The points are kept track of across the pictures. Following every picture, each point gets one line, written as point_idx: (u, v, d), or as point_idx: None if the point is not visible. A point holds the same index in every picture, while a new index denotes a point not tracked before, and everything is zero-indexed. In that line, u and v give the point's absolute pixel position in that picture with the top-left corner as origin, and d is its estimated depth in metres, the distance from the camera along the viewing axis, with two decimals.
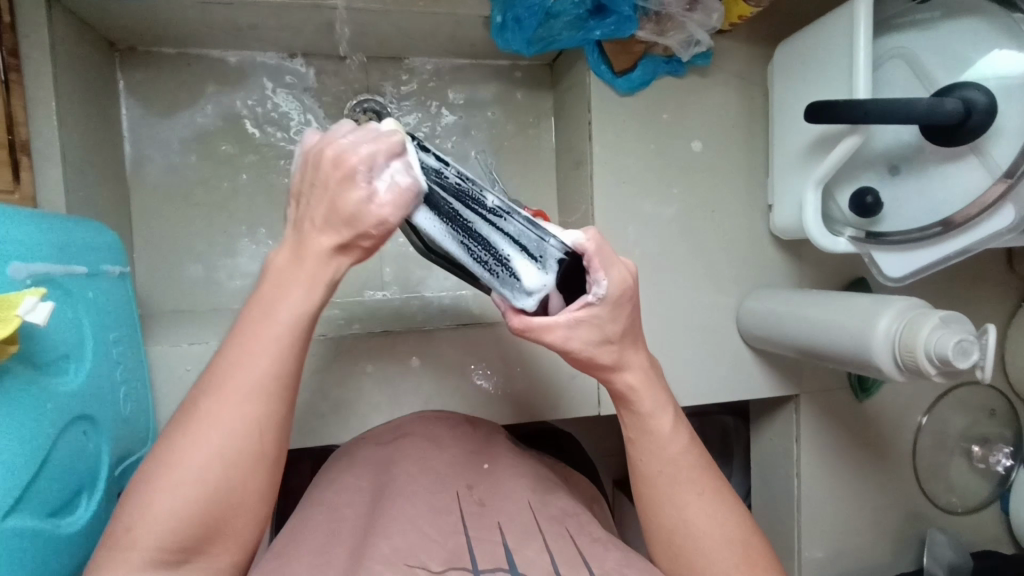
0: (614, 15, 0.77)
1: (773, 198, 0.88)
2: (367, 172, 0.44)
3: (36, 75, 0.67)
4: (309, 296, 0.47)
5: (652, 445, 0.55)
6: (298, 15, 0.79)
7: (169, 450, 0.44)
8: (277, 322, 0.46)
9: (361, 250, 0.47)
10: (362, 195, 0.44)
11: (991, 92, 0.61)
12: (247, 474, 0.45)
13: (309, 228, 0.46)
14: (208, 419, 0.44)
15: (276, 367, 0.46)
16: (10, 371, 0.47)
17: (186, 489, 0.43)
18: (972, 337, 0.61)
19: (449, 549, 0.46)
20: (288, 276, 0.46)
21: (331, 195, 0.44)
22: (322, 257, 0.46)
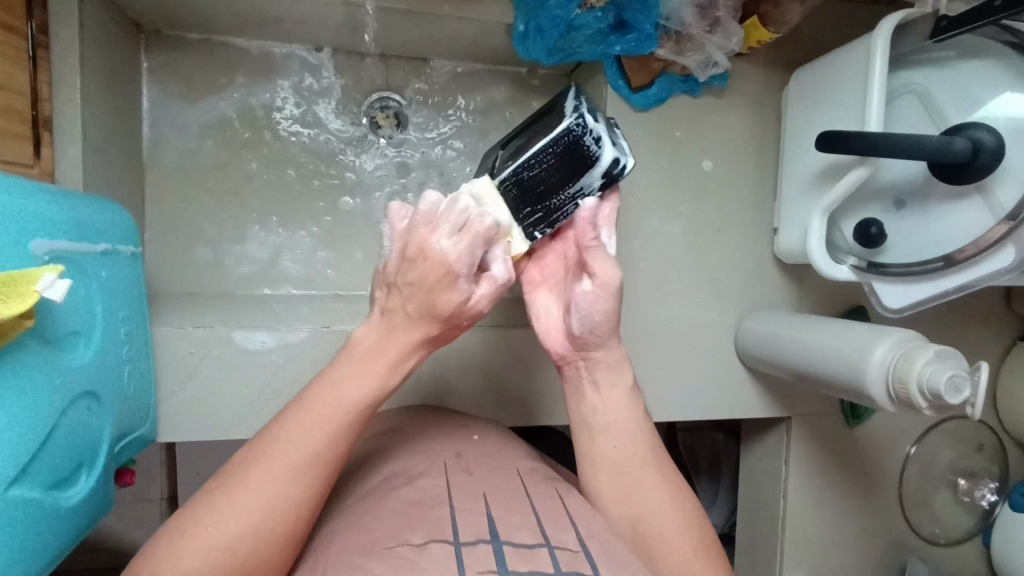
0: (635, 32, 0.79)
1: (778, 223, 0.89)
2: (466, 269, 0.49)
3: (63, 53, 0.68)
4: (376, 386, 0.50)
5: (616, 423, 0.59)
6: (324, 10, 0.80)
7: (209, 509, 0.45)
8: (343, 401, 0.48)
9: (436, 342, 0.53)
10: (463, 295, 0.49)
11: (999, 134, 0.62)
12: (275, 549, 0.46)
13: (394, 318, 0.51)
14: (256, 488, 0.45)
15: (330, 452, 0.48)
16: (22, 344, 0.48)
17: (218, 549, 0.44)
18: (964, 373, 0.62)
19: (432, 521, 0.46)
20: (360, 362, 0.50)
21: (430, 293, 0.49)
22: (402, 353, 0.51)
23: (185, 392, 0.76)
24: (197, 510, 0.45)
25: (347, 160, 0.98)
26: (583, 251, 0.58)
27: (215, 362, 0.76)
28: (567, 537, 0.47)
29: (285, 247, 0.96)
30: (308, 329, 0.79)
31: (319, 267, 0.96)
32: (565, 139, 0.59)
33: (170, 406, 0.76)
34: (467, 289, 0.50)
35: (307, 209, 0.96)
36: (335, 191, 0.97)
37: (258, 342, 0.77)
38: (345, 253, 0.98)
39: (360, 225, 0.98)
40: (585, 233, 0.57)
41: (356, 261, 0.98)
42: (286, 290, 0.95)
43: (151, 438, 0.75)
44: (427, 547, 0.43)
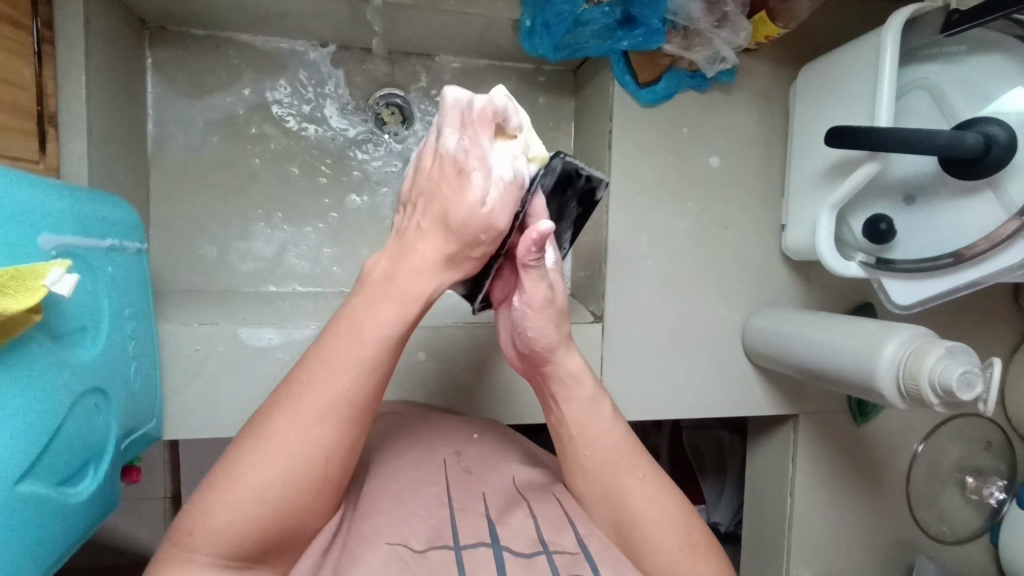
0: (642, 27, 0.78)
1: (786, 219, 0.88)
2: (477, 162, 0.46)
3: (68, 49, 0.68)
4: (396, 316, 0.47)
5: (588, 424, 0.56)
6: (329, 5, 0.80)
7: (237, 462, 0.44)
8: (361, 336, 0.46)
9: (467, 262, 0.50)
10: (475, 191, 0.46)
11: (1012, 129, 0.61)
12: (309, 495, 0.45)
13: (413, 235, 0.49)
14: (281, 436, 0.44)
15: (352, 392, 0.46)
16: (30, 339, 0.48)
17: (249, 500, 0.43)
18: (977, 369, 0.61)
19: (432, 526, 0.47)
20: (378, 294, 0.47)
21: (444, 198, 0.47)
22: (423, 276, 0.48)
23: (192, 389, 0.76)
24: (222, 464, 0.44)
25: (352, 157, 0.97)
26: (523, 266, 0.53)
27: (221, 359, 0.76)
28: (565, 540, 0.49)
29: (291, 244, 0.95)
30: (315, 326, 0.78)
31: (324, 264, 0.96)
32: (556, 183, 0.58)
33: (176, 404, 0.75)
34: (476, 186, 0.47)
35: (313, 206, 0.96)
36: (340, 188, 0.97)
37: (265, 338, 0.77)
38: (350, 250, 0.97)
39: (366, 222, 0.98)
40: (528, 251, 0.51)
41: (362, 258, 0.98)
42: (292, 288, 0.95)
43: (157, 435, 0.74)
44: (428, 554, 0.45)
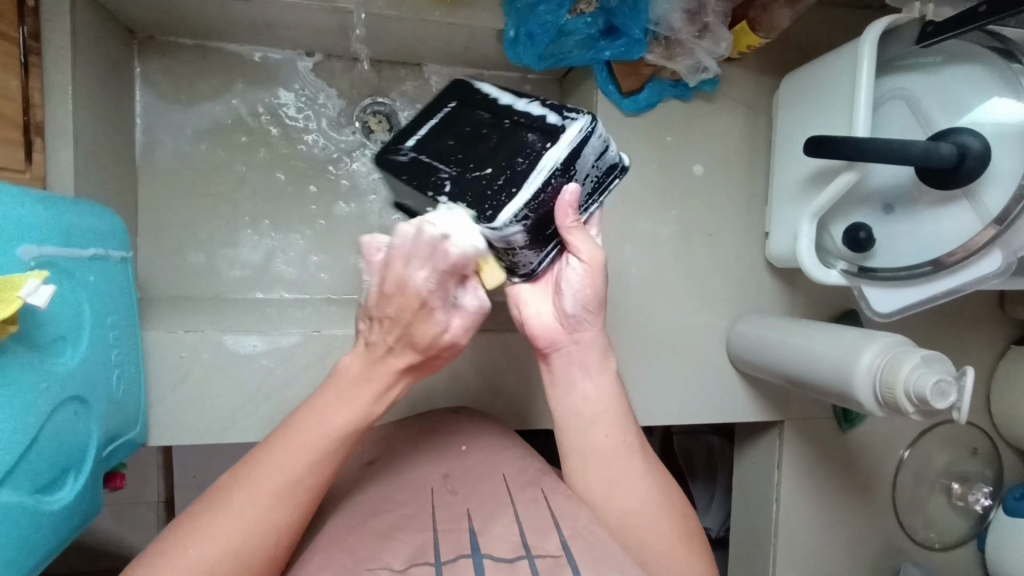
0: (624, 37, 0.79)
1: (769, 227, 0.89)
2: (439, 299, 0.49)
3: (55, 59, 0.69)
4: (361, 417, 0.50)
5: (606, 410, 0.59)
6: (315, 15, 0.81)
7: (193, 528, 0.46)
8: (327, 429, 0.49)
9: (423, 370, 0.53)
10: (440, 326, 0.49)
11: (986, 139, 0.62)
12: (256, 572, 0.47)
13: (377, 350, 0.51)
14: (233, 513, 0.46)
15: (312, 481, 0.49)
16: (7, 349, 0.48)
17: (196, 568, 0.45)
18: (951, 378, 0.62)
19: (414, 546, 0.49)
20: (346, 390, 0.51)
21: (405, 324, 0.49)
22: (385, 382, 0.51)
23: (175, 396, 0.76)
24: (176, 534, 0.46)
25: (340, 165, 0.98)
26: (566, 233, 0.56)
27: (206, 366, 0.76)
28: (549, 544, 0.49)
29: (278, 251, 0.96)
30: (299, 334, 0.79)
31: (311, 271, 0.97)
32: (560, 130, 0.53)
33: (159, 411, 0.76)
34: (441, 319, 0.49)
35: (300, 214, 0.97)
36: (328, 195, 0.98)
37: (249, 345, 0.77)
38: (337, 257, 0.98)
39: (353, 229, 0.99)
40: (568, 217, 0.55)
41: (349, 265, 0.98)
42: (279, 294, 0.96)
43: (141, 441, 0.75)
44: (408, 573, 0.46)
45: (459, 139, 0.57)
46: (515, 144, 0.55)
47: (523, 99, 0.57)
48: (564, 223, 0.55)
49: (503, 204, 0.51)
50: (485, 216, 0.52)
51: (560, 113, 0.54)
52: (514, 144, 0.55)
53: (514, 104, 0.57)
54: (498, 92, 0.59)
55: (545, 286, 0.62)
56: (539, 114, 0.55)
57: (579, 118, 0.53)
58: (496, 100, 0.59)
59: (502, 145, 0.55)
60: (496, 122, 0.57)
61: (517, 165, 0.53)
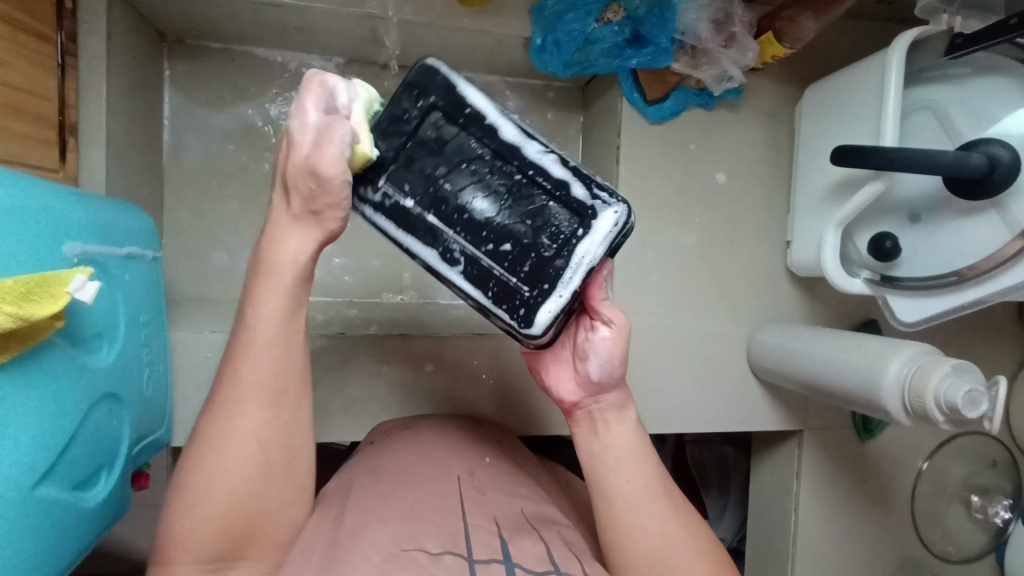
0: (651, 46, 0.80)
1: (792, 235, 0.89)
2: (297, 125, 0.46)
3: (90, 61, 0.70)
4: (281, 296, 0.50)
5: (628, 455, 0.58)
6: (345, 21, 0.82)
7: (185, 469, 0.50)
8: (254, 327, 0.50)
9: (326, 226, 0.49)
10: (302, 154, 0.46)
11: (1015, 150, 0.62)
12: (259, 484, 0.50)
13: (283, 218, 0.50)
14: (209, 437, 0.50)
15: (252, 377, 0.50)
16: (53, 344, 0.49)
17: (198, 498, 0.49)
18: (981, 388, 0.62)
19: (447, 532, 0.49)
20: (265, 279, 0.50)
21: (284, 167, 0.48)
22: (298, 253, 0.50)
23: (200, 396, 0.76)
24: (178, 472, 0.51)
25: None
26: (597, 304, 0.56)
27: None
28: (576, 565, 0.49)
29: None
30: None
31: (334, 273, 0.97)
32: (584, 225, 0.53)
33: (185, 411, 0.76)
34: (301, 148, 0.46)
35: None
36: None
37: None
38: (360, 260, 0.98)
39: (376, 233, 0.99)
40: (601, 292, 0.55)
41: (372, 269, 0.99)
42: None
43: (167, 442, 0.75)
44: (443, 558, 0.46)
45: (451, 173, 0.54)
46: (536, 209, 0.54)
47: (531, 141, 0.54)
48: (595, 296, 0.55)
49: (539, 303, 0.53)
50: (518, 314, 0.54)
51: (587, 190, 0.53)
52: (538, 218, 0.54)
53: (521, 145, 0.54)
54: (496, 118, 0.54)
55: (563, 360, 0.60)
56: (560, 180, 0.54)
57: (614, 205, 0.53)
58: (496, 129, 0.54)
59: (521, 216, 0.54)
60: (499, 164, 0.54)
61: (542, 248, 0.54)
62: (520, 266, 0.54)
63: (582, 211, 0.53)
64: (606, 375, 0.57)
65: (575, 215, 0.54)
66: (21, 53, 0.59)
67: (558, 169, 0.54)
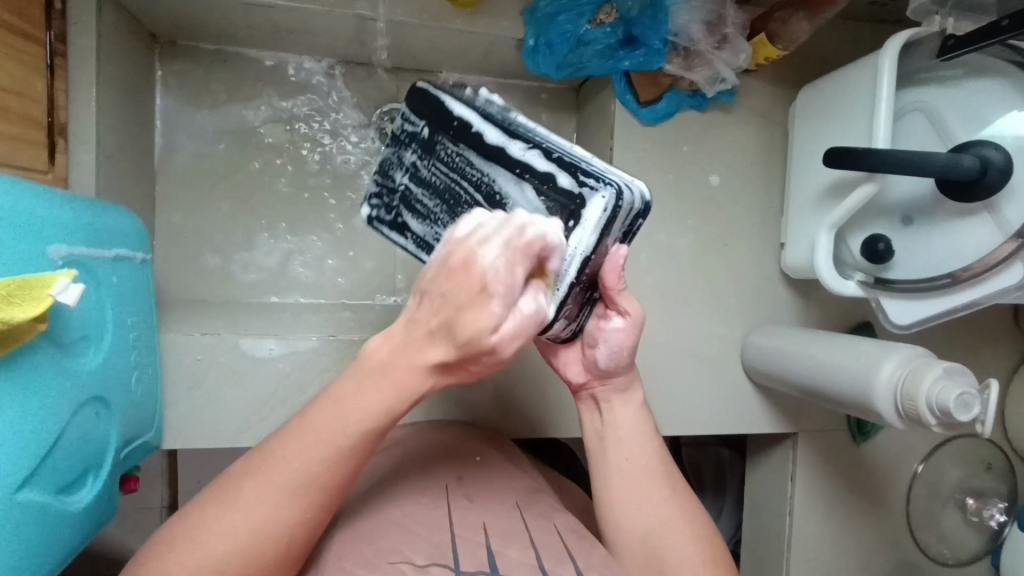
0: (643, 47, 0.80)
1: (785, 237, 0.89)
2: (501, 290, 0.39)
3: (80, 62, 0.69)
4: (382, 411, 0.44)
5: (627, 435, 0.59)
6: (337, 22, 0.81)
7: (202, 524, 0.44)
8: (345, 431, 0.44)
9: (462, 373, 0.43)
10: (490, 323, 0.39)
11: (1008, 152, 0.62)
12: (262, 571, 0.45)
13: (418, 331, 0.43)
14: (244, 507, 0.44)
15: (326, 478, 0.45)
16: (36, 347, 0.49)
17: (206, 562, 0.43)
18: (974, 391, 0.62)
19: (434, 543, 0.48)
20: (370, 377, 0.44)
21: (455, 309, 0.40)
22: (414, 372, 0.43)
23: (191, 399, 0.76)
24: (186, 522, 0.45)
25: (357, 172, 0.98)
26: (610, 293, 0.56)
27: (221, 369, 0.76)
28: (565, 569, 0.48)
29: (295, 253, 0.96)
30: (317, 338, 0.79)
31: (327, 275, 0.97)
32: (571, 216, 0.50)
33: (176, 413, 0.76)
34: (493, 315, 0.39)
35: (316, 217, 0.97)
36: (345, 200, 0.98)
37: (266, 350, 0.77)
38: (353, 261, 0.98)
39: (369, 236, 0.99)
40: (615, 281, 0.55)
41: (365, 270, 0.99)
42: (295, 298, 0.96)
43: (156, 444, 0.74)
44: (428, 570, 0.45)
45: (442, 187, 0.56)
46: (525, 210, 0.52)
47: (516, 141, 0.52)
48: (611, 284, 0.55)
49: None
50: None
51: (574, 178, 0.50)
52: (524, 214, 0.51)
53: (505, 146, 0.52)
54: (479, 123, 0.53)
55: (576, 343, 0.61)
56: (546, 172, 0.51)
57: (601, 189, 0.49)
58: (481, 136, 0.53)
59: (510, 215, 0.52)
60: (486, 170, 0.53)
61: None
62: None
63: (574, 200, 0.50)
64: (613, 363, 0.58)
65: (560, 205, 0.50)
66: (10, 54, 0.59)
67: (544, 159, 0.51)
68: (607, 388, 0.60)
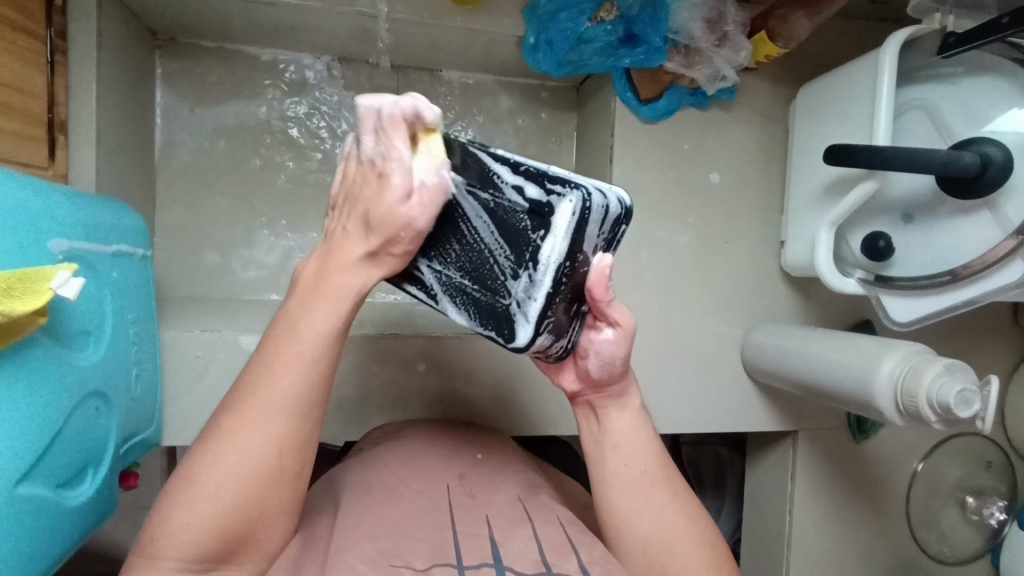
0: (644, 45, 0.80)
1: (786, 235, 0.89)
2: (394, 168, 0.42)
3: (80, 58, 0.69)
4: (336, 313, 0.46)
5: (628, 441, 0.58)
6: (337, 19, 0.81)
7: (197, 465, 0.45)
8: (300, 339, 0.46)
9: (393, 261, 0.46)
10: (396, 199, 0.42)
11: (1008, 149, 0.62)
12: (265, 490, 0.46)
13: (339, 236, 0.46)
14: (229, 437, 0.45)
15: (296, 389, 0.46)
16: (36, 341, 0.48)
17: (208, 492, 0.45)
18: (974, 387, 0.62)
19: (434, 546, 0.48)
20: (316, 293, 0.46)
21: (369, 203, 0.44)
22: (358, 270, 0.46)
23: (191, 395, 0.76)
24: (183, 467, 0.46)
25: None
26: (600, 305, 0.52)
27: (221, 366, 0.76)
28: (567, 563, 0.48)
29: (295, 250, 0.96)
30: None
31: None
32: (542, 226, 0.47)
33: (175, 410, 0.76)
34: (397, 191, 0.42)
35: (316, 214, 0.97)
36: None
37: None
38: None
39: None
40: (603, 294, 0.51)
41: None
42: None
43: (156, 441, 0.74)
44: (431, 574, 0.45)
45: None
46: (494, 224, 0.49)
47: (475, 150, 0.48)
48: (600, 299, 0.51)
49: (517, 320, 0.50)
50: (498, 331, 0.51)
51: (540, 185, 0.46)
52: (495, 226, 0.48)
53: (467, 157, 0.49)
54: None
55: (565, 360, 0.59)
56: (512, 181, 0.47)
57: (568, 195, 0.46)
58: None
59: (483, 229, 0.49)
60: None
61: (509, 258, 0.48)
62: (492, 284, 0.50)
63: (543, 207, 0.47)
64: (605, 373, 0.56)
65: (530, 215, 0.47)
66: (11, 49, 0.59)
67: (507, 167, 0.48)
68: (602, 396, 0.59)
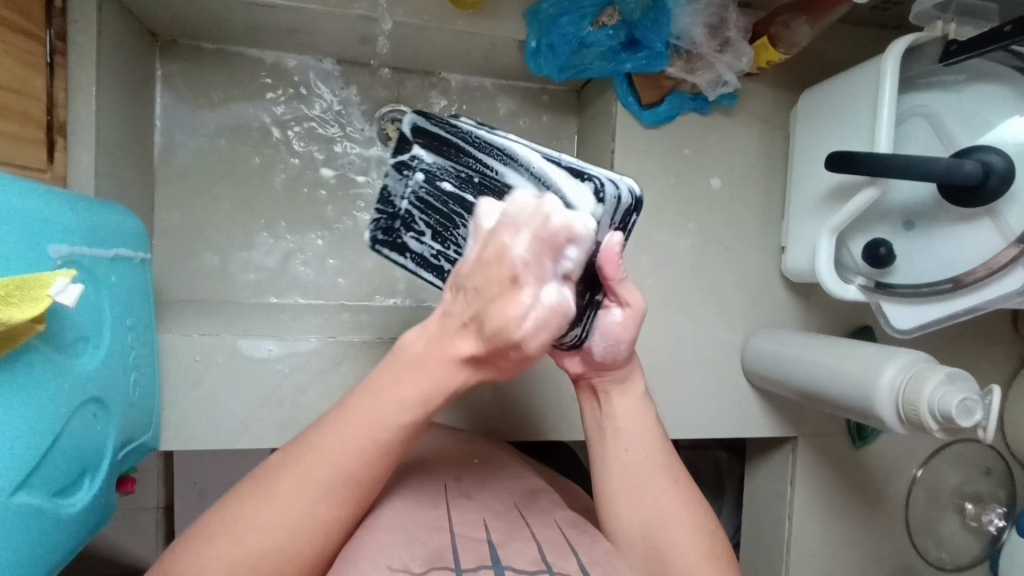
0: (646, 50, 0.79)
1: (786, 241, 0.88)
2: (530, 281, 0.40)
3: (80, 61, 0.69)
4: (420, 403, 0.44)
5: (632, 425, 0.59)
6: (339, 22, 0.81)
7: (240, 519, 0.44)
8: (380, 429, 0.44)
9: (494, 370, 0.44)
10: (519, 311, 0.39)
11: (1010, 158, 0.62)
12: (301, 565, 0.44)
13: (452, 325, 0.43)
14: (283, 501, 0.44)
15: (363, 473, 0.45)
16: (32, 347, 0.48)
17: (244, 558, 0.43)
18: (976, 397, 0.61)
19: (432, 547, 0.47)
20: (405, 370, 0.45)
21: (488, 303, 0.40)
22: (440, 367, 0.44)
23: (189, 399, 0.75)
24: (229, 519, 0.44)
25: (357, 172, 0.98)
26: (612, 283, 0.55)
27: (220, 370, 0.76)
28: (568, 564, 0.47)
29: (295, 253, 0.96)
30: (317, 339, 0.78)
31: (328, 275, 0.97)
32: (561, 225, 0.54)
33: (173, 415, 0.75)
34: (524, 309, 0.39)
35: (315, 217, 0.97)
36: (345, 199, 0.98)
37: (264, 350, 0.77)
38: (353, 261, 0.98)
39: (367, 236, 0.99)
40: (615, 271, 0.54)
41: (366, 271, 0.98)
42: (293, 299, 0.96)
43: (153, 446, 0.74)
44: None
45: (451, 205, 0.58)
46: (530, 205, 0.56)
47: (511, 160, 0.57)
48: (612, 275, 0.54)
49: None
50: None
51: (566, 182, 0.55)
52: None
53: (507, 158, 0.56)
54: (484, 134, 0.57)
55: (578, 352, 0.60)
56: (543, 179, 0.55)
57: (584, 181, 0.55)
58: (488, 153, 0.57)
59: None
60: None
61: None
62: None
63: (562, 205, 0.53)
64: (610, 356, 0.58)
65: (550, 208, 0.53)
66: (11, 52, 0.59)
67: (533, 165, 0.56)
68: (606, 380, 0.60)
